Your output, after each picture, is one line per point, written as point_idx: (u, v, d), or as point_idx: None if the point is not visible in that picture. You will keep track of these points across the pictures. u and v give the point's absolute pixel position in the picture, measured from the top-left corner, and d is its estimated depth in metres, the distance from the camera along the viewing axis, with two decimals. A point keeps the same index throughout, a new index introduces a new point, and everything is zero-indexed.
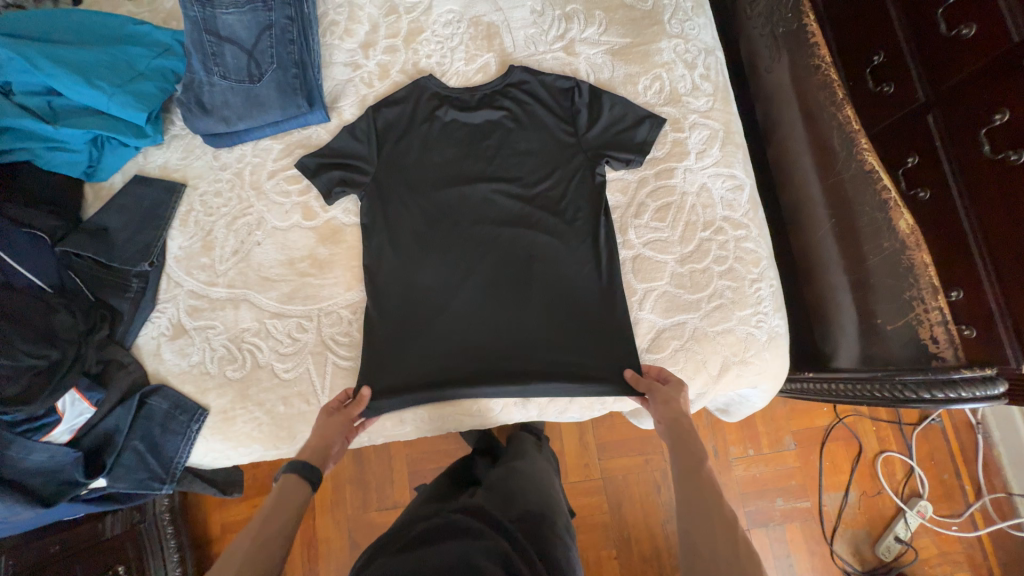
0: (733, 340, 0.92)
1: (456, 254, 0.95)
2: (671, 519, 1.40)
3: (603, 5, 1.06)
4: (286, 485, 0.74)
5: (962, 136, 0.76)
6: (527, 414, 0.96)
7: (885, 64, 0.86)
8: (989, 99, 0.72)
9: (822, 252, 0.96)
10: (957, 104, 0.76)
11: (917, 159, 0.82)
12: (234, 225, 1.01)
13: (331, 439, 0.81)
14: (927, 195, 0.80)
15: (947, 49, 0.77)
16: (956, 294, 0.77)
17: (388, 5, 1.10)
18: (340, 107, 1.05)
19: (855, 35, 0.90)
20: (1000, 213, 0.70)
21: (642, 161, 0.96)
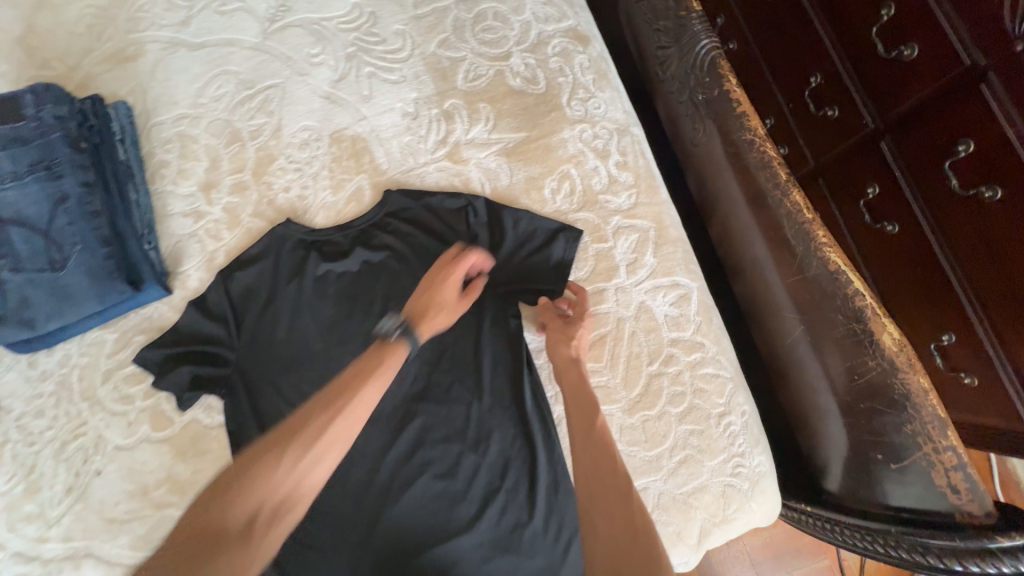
0: (710, 499, 0.74)
1: (354, 448, 0.75)
2: None
3: (487, 94, 0.88)
4: (391, 340, 0.62)
5: (925, 166, 0.77)
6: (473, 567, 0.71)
7: (822, 86, 0.91)
8: (948, 130, 0.74)
9: (799, 360, 0.78)
10: (912, 130, 0.79)
11: (877, 189, 0.85)
12: (64, 451, 0.78)
13: (439, 296, 0.68)
14: (892, 228, 0.83)
15: (891, 70, 0.80)
16: (947, 336, 0.78)
17: (228, 131, 0.89)
18: (184, 272, 0.84)
19: (792, 65, 0.96)
20: (980, 249, 0.72)
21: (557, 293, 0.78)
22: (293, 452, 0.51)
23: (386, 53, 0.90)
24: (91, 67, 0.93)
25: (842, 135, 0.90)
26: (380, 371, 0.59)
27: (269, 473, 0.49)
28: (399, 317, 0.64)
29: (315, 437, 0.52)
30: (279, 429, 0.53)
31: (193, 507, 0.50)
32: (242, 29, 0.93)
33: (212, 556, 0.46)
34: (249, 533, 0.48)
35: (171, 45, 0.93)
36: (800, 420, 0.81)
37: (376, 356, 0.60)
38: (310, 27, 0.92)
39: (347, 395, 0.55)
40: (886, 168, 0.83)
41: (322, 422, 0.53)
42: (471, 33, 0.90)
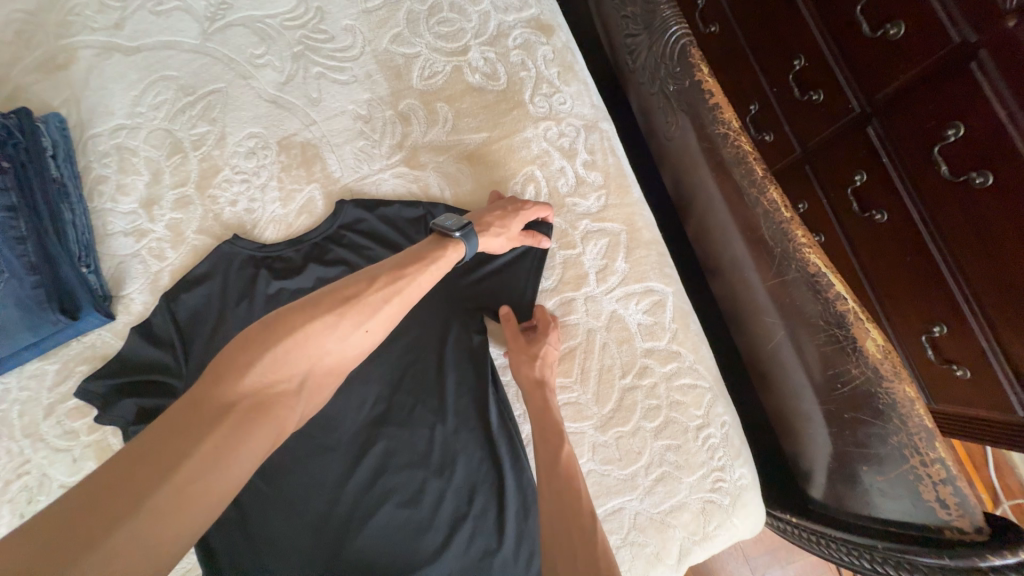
0: (689, 517, 0.70)
1: (312, 479, 0.71)
2: None
3: (445, 93, 0.82)
4: (450, 237, 0.65)
5: (913, 152, 0.73)
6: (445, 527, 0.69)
7: (807, 68, 0.85)
8: (936, 112, 0.69)
9: (781, 364, 0.74)
10: (900, 114, 0.73)
11: (865, 177, 0.79)
12: (6, 493, 0.73)
13: (502, 216, 0.70)
14: (883, 217, 0.78)
15: (876, 50, 0.74)
16: (939, 329, 0.75)
17: (169, 142, 0.83)
18: (128, 296, 0.79)
19: (774, 47, 0.90)
20: (971, 238, 0.68)
21: (524, 304, 0.74)
22: (348, 323, 0.54)
23: (336, 52, 0.84)
24: (19, 76, 0.86)
25: (827, 120, 0.84)
26: (436, 262, 0.62)
27: (325, 336, 0.53)
28: (466, 219, 0.67)
29: (374, 311, 0.56)
30: (338, 295, 0.55)
31: (235, 363, 0.49)
32: (179, 29, 0.86)
33: (264, 409, 0.49)
34: (297, 390, 0.52)
35: (104, 50, 0.86)
36: (783, 426, 0.77)
37: (432, 247, 0.64)
38: (253, 25, 0.86)
39: (405, 278, 0.59)
40: (874, 155, 0.78)
41: (383, 298, 0.57)
42: (425, 26, 0.84)
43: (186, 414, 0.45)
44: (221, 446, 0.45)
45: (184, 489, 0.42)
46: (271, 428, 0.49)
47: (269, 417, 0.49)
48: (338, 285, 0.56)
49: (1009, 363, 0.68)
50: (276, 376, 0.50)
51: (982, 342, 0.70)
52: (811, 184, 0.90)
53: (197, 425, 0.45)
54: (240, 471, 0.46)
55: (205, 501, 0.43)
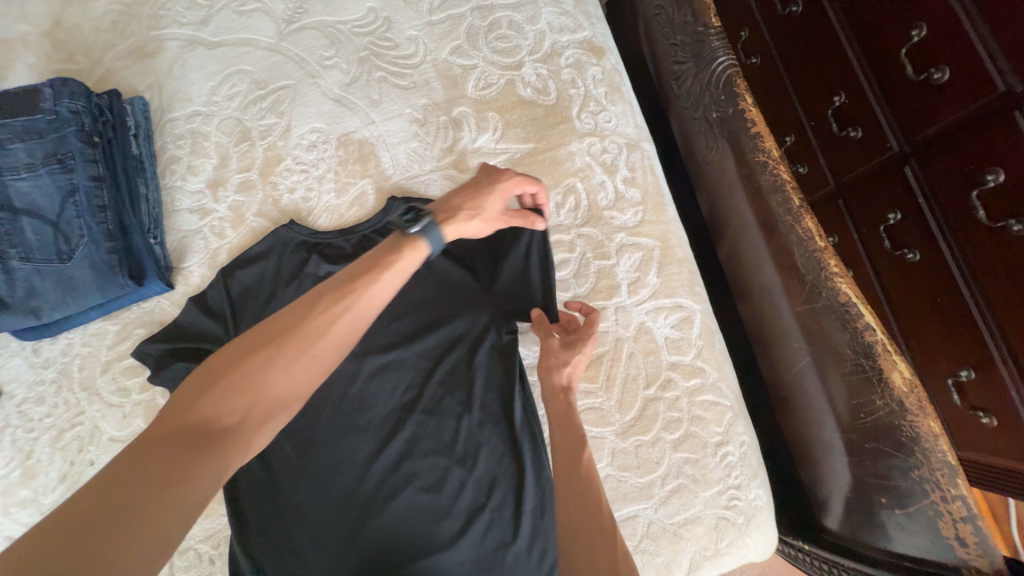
0: (702, 531, 0.71)
1: (342, 456, 0.74)
2: None
3: (497, 103, 0.87)
4: (410, 235, 0.59)
5: (950, 194, 0.74)
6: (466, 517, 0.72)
7: (846, 105, 0.87)
8: (976, 156, 0.70)
9: (804, 391, 0.75)
10: (939, 157, 0.75)
11: (899, 215, 0.81)
12: (60, 440, 0.79)
13: (469, 197, 0.65)
14: (914, 256, 0.80)
15: (918, 92, 0.76)
16: (966, 374, 0.75)
17: (239, 130, 0.89)
18: (187, 269, 0.85)
19: (815, 81, 0.93)
20: (1005, 284, 0.69)
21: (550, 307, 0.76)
22: (291, 351, 0.51)
23: (398, 58, 0.90)
24: (111, 61, 0.94)
25: (865, 157, 0.86)
26: (391, 268, 0.57)
27: (269, 369, 0.49)
28: (422, 211, 0.61)
29: (318, 335, 0.52)
30: (282, 322, 0.52)
31: (182, 401, 0.48)
32: (258, 29, 0.93)
33: (202, 451, 0.45)
34: (238, 429, 0.48)
35: (189, 43, 0.93)
36: (801, 453, 0.78)
37: (386, 253, 0.58)
38: (324, 30, 0.92)
39: (351, 293, 0.54)
40: (909, 194, 0.80)
41: (329, 316, 0.53)
42: (484, 41, 0.89)
43: (125, 463, 0.43)
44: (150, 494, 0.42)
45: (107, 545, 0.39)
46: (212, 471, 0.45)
47: (208, 459, 0.45)
48: (282, 314, 0.53)
49: None
50: (216, 413, 0.47)
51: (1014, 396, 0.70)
52: (843, 219, 0.91)
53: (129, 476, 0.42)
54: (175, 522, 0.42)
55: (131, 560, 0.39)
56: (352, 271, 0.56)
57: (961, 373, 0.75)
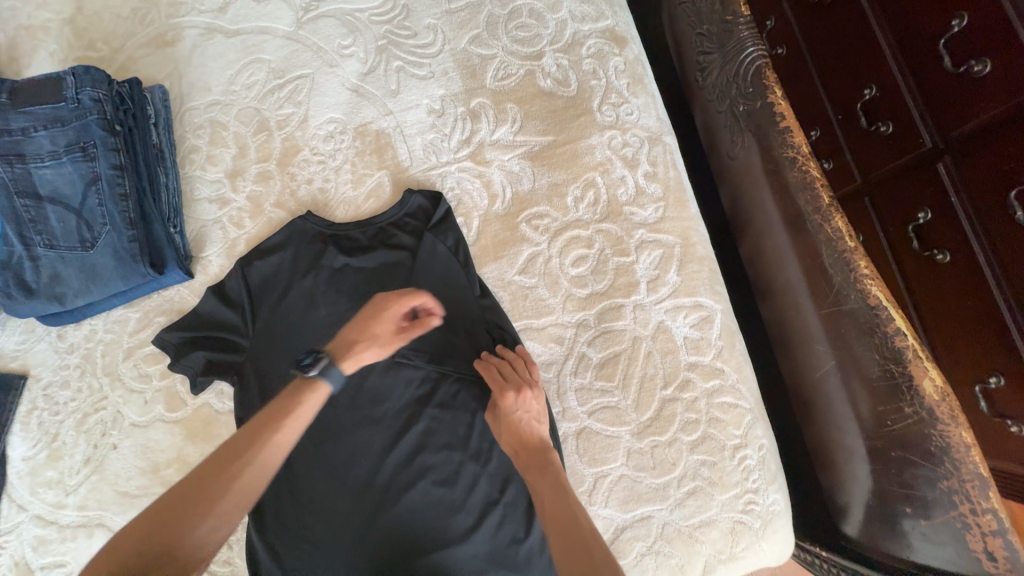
0: (718, 535, 0.70)
1: (356, 447, 0.75)
2: None
3: (515, 94, 0.85)
4: (310, 378, 0.60)
5: (988, 193, 0.71)
6: (478, 512, 0.72)
7: (877, 99, 0.83)
8: (1020, 154, 0.67)
9: (827, 396, 0.73)
10: (978, 154, 0.72)
11: (930, 215, 0.78)
12: (85, 424, 0.81)
13: (364, 327, 0.64)
14: (945, 258, 0.76)
15: (957, 85, 0.73)
16: (996, 380, 0.73)
17: (257, 120, 0.89)
18: (206, 258, 0.85)
19: (844, 73, 0.89)
20: None
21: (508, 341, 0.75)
22: (191, 527, 0.51)
23: (416, 48, 0.89)
24: (132, 49, 0.94)
25: (896, 153, 0.82)
26: (293, 417, 0.58)
27: (165, 548, 0.50)
28: (320, 352, 0.62)
29: (218, 497, 0.53)
30: (178, 494, 0.53)
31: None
32: (276, 17, 0.93)
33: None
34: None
35: (208, 31, 0.93)
36: (820, 457, 0.76)
37: (290, 402, 0.59)
38: (343, 18, 0.91)
39: (255, 448, 0.55)
40: (943, 193, 0.76)
41: (232, 476, 0.54)
42: (504, 30, 0.87)
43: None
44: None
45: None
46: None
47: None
48: (192, 476, 0.54)
49: None
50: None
51: None
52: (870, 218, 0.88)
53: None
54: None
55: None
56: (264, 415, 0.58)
57: (990, 380, 0.73)
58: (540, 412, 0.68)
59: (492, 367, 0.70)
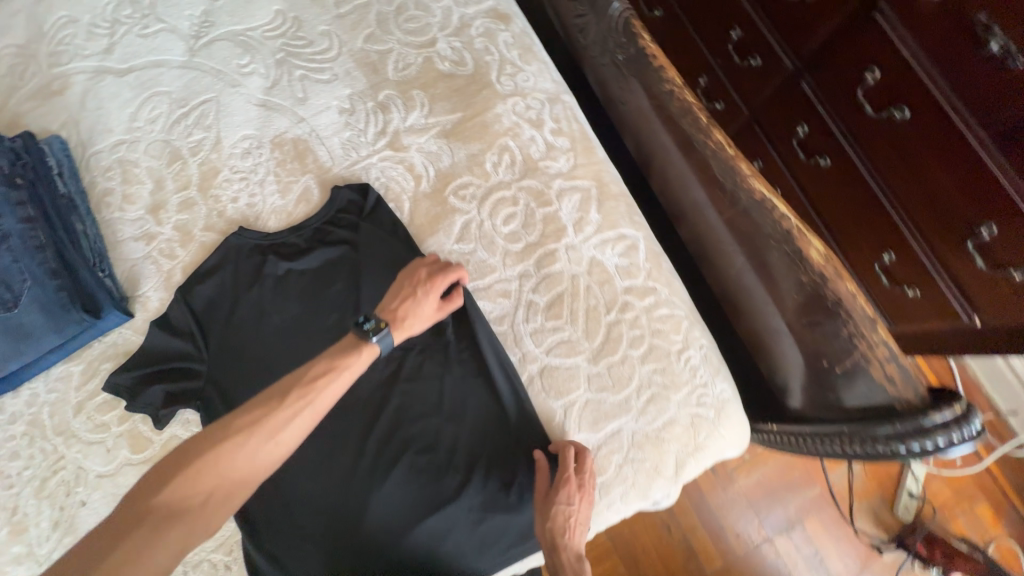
0: (681, 430, 0.78)
1: (337, 438, 0.78)
2: (673, 520, 1.49)
3: (418, 81, 0.90)
4: (367, 341, 0.69)
5: (836, 103, 1.04)
6: (465, 466, 0.76)
7: (745, 51, 1.17)
8: (857, 66, 0.97)
9: (746, 287, 0.82)
10: (820, 71, 1.04)
11: (807, 128, 1.10)
12: (46, 488, 0.77)
13: (409, 301, 0.73)
14: (824, 159, 1.09)
15: (798, 27, 1.04)
16: (889, 256, 1.07)
17: (168, 151, 0.89)
18: (143, 296, 0.84)
19: (717, 33, 1.22)
20: (889, 157, 0.98)
21: (468, 299, 0.80)
22: (258, 444, 0.61)
23: (315, 55, 0.92)
24: (16, 105, 0.91)
25: (769, 88, 1.15)
26: (347, 369, 0.67)
27: (234, 454, 0.60)
28: (381, 322, 0.70)
29: (281, 426, 0.63)
30: (248, 416, 0.62)
31: (156, 480, 0.58)
32: (166, 48, 0.93)
33: (171, 520, 0.56)
34: (204, 507, 0.58)
35: (97, 74, 0.92)
36: (755, 345, 0.86)
37: (346, 353, 0.69)
38: (235, 38, 0.93)
39: (313, 392, 0.65)
40: (807, 110, 1.09)
41: (291, 413, 0.63)
42: (395, 24, 0.93)
43: (189, 453, 0.60)
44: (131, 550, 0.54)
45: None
46: (180, 536, 0.56)
47: (173, 529, 0.56)
48: (284, 383, 0.65)
49: (930, 247, 0.99)
50: (187, 491, 0.58)
51: (912, 241, 1.01)
52: (763, 141, 1.22)
53: (120, 527, 0.55)
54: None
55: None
56: (340, 346, 0.69)
57: (886, 256, 1.07)
58: (586, 512, 0.72)
59: (569, 456, 0.72)
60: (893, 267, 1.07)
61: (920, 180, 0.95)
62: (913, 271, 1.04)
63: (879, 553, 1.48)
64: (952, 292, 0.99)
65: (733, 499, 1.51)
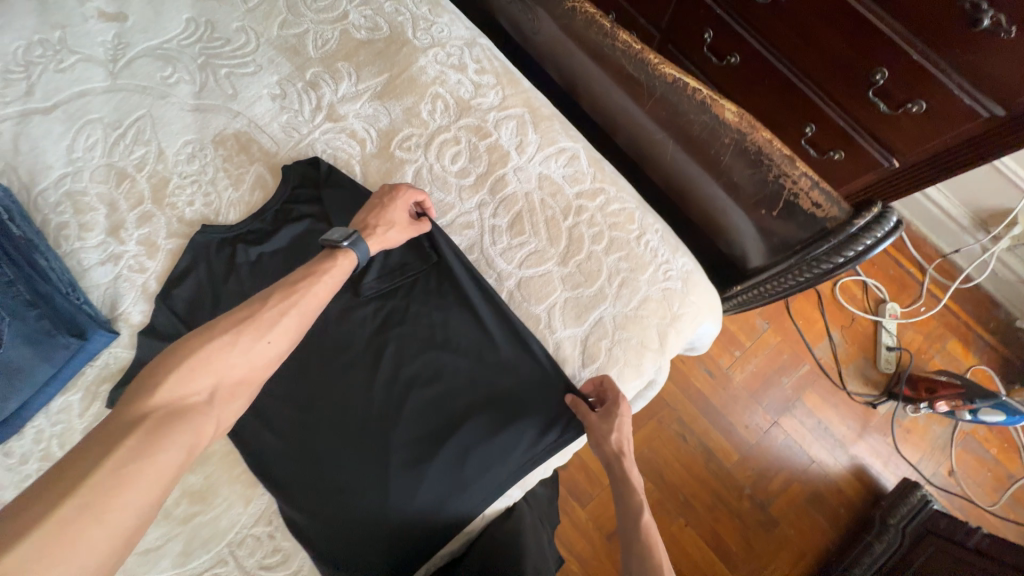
0: (655, 304, 0.84)
1: (345, 393, 0.81)
2: (687, 431, 1.51)
3: (340, 53, 0.94)
4: (342, 248, 0.73)
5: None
6: (470, 384, 0.81)
7: None
8: None
9: (683, 168, 0.90)
10: None
11: (711, 32, 1.21)
12: None
13: (379, 212, 0.79)
14: (732, 57, 1.20)
15: None
16: (810, 128, 1.15)
17: (114, 173, 0.91)
18: (124, 312, 0.85)
19: None
20: (784, 34, 1.08)
21: (437, 232, 0.85)
22: (252, 340, 0.62)
23: (234, 51, 0.95)
24: None
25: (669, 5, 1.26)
26: (327, 273, 0.71)
27: (229, 353, 0.60)
28: (352, 230, 0.75)
29: (272, 324, 0.64)
30: (233, 319, 0.62)
31: (142, 389, 0.54)
32: (86, 78, 0.94)
33: (178, 418, 0.54)
34: (210, 404, 0.57)
35: (23, 116, 0.92)
36: (706, 221, 0.93)
37: (323, 262, 0.73)
38: (154, 53, 0.95)
39: (297, 293, 0.68)
40: (706, 16, 1.20)
41: (279, 311, 0.65)
42: (305, 7, 0.97)
43: (174, 360, 0.57)
44: (139, 447, 0.49)
45: (111, 478, 0.46)
46: (191, 432, 0.54)
47: (179, 428, 0.53)
48: (265, 292, 0.67)
49: (839, 108, 1.09)
50: (187, 390, 0.56)
51: (825, 108, 1.11)
52: (677, 57, 1.32)
53: (112, 434, 0.50)
54: (165, 467, 0.50)
55: (123, 498, 0.46)
56: (316, 260, 0.73)
57: (809, 129, 1.15)
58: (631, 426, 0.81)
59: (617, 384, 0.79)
60: (817, 140, 1.16)
61: (815, 46, 1.04)
62: (834, 134, 1.13)
63: (875, 409, 1.57)
64: (870, 144, 1.09)
65: (734, 395, 1.55)
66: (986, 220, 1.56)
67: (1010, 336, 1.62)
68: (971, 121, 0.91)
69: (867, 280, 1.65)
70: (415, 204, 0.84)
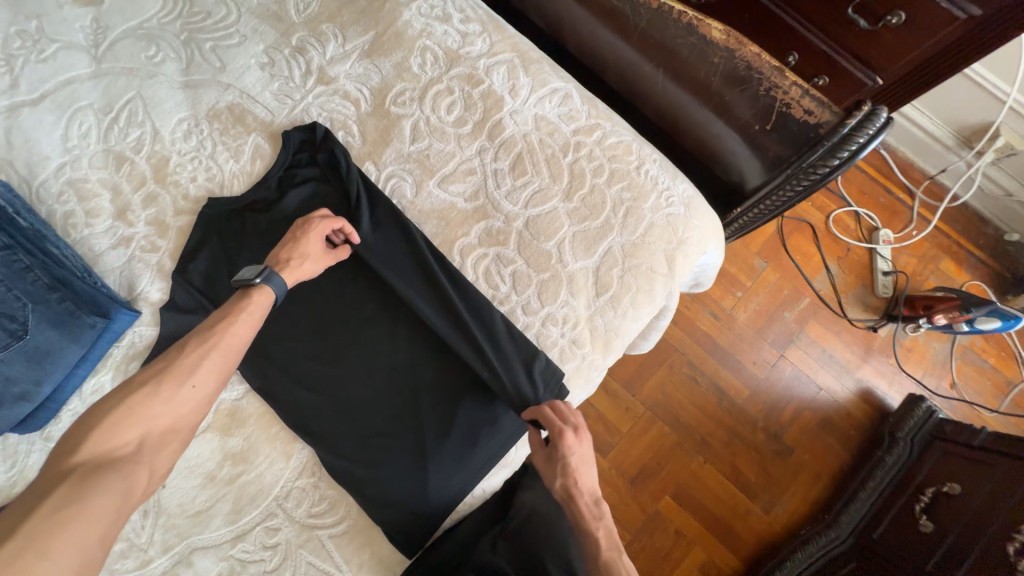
0: (661, 230, 0.87)
1: (370, 345, 0.84)
2: (696, 373, 1.55)
3: (324, 16, 0.94)
4: (255, 284, 0.72)
5: None
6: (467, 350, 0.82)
7: None
8: None
9: (673, 100, 0.92)
10: None
11: None
12: None
13: (294, 244, 0.78)
14: None
15: None
16: (793, 56, 1.15)
17: (112, 157, 0.91)
18: (143, 292, 0.87)
19: None
20: None
21: (365, 253, 0.84)
22: (174, 387, 0.62)
23: (216, 24, 0.94)
24: None
25: None
26: (245, 311, 0.70)
27: (151, 402, 0.60)
28: (263, 266, 0.74)
29: (191, 369, 0.64)
30: (150, 369, 0.62)
31: (67, 446, 0.55)
32: (69, 65, 0.93)
33: (102, 469, 0.54)
34: (138, 453, 0.58)
35: (11, 110, 0.91)
36: (700, 148, 0.96)
37: (238, 301, 0.71)
38: (135, 34, 0.94)
39: (213, 334, 0.67)
40: None
41: (199, 354, 0.65)
42: None
43: (98, 412, 0.57)
44: (65, 498, 0.50)
45: (46, 524, 0.48)
46: (122, 477, 0.55)
47: (107, 476, 0.54)
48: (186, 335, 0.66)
49: (819, 32, 1.09)
50: (111, 442, 0.56)
51: (807, 32, 1.11)
52: None
53: (41, 490, 0.51)
54: (103, 509, 0.52)
55: (65, 538, 0.48)
56: (230, 299, 0.72)
57: (791, 57, 1.15)
58: (587, 453, 0.77)
59: (552, 414, 0.75)
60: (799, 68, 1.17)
61: None
62: (816, 59, 1.13)
63: (876, 332, 1.61)
64: (852, 65, 1.09)
65: (740, 333, 1.59)
66: (968, 137, 1.59)
67: (1000, 250, 1.67)
68: (951, 24, 0.93)
69: (858, 210, 1.68)
70: (337, 232, 0.83)
